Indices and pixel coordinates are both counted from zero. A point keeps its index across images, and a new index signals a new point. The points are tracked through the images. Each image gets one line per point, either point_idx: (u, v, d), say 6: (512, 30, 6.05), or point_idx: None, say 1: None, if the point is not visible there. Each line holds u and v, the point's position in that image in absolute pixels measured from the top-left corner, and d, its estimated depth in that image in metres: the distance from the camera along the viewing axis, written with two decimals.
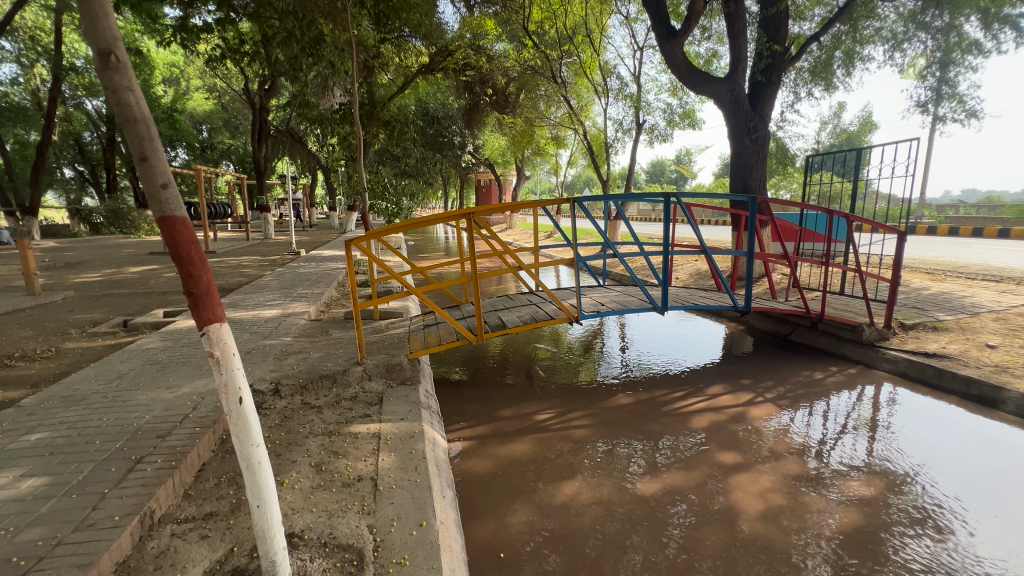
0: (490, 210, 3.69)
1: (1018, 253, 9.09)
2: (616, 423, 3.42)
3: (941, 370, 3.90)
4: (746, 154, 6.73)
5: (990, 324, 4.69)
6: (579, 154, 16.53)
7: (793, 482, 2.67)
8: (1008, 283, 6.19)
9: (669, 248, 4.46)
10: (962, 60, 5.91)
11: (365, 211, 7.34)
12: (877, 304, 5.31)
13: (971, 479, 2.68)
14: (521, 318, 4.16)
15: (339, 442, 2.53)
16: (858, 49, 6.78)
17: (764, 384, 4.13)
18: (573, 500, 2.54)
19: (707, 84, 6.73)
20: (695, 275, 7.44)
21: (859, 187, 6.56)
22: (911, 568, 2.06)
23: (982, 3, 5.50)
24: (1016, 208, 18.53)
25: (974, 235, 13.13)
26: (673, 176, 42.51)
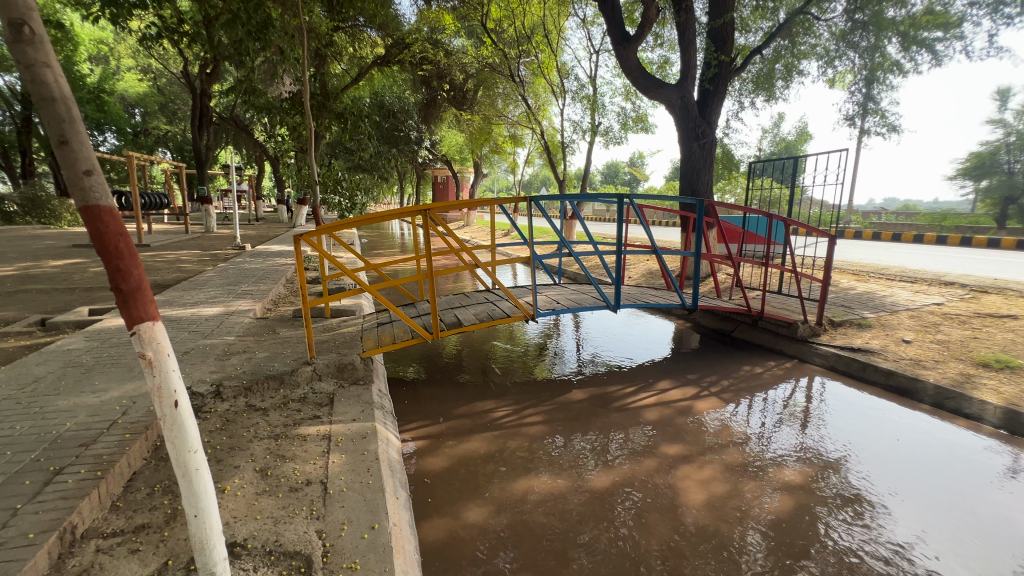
0: (446, 207, 3.62)
1: (934, 257, 10.00)
2: (570, 419, 3.48)
3: (865, 363, 4.24)
4: (695, 159, 7.04)
5: (906, 322, 5.14)
6: (536, 153, 16.67)
7: (734, 471, 2.83)
8: (922, 284, 6.82)
9: (622, 247, 4.55)
10: (884, 79, 6.46)
11: (317, 205, 7.05)
12: (810, 303, 5.70)
13: (888, 464, 2.93)
14: (477, 316, 4.14)
15: (286, 445, 2.43)
16: (796, 64, 7.24)
17: (709, 379, 4.34)
18: (529, 495, 2.57)
19: (660, 89, 6.95)
20: (647, 274, 7.72)
21: (796, 193, 7.01)
22: (837, 547, 2.23)
23: (902, 26, 6.00)
24: (930, 217, 20.48)
25: (895, 240, 14.35)
26: (626, 178, 43.62)
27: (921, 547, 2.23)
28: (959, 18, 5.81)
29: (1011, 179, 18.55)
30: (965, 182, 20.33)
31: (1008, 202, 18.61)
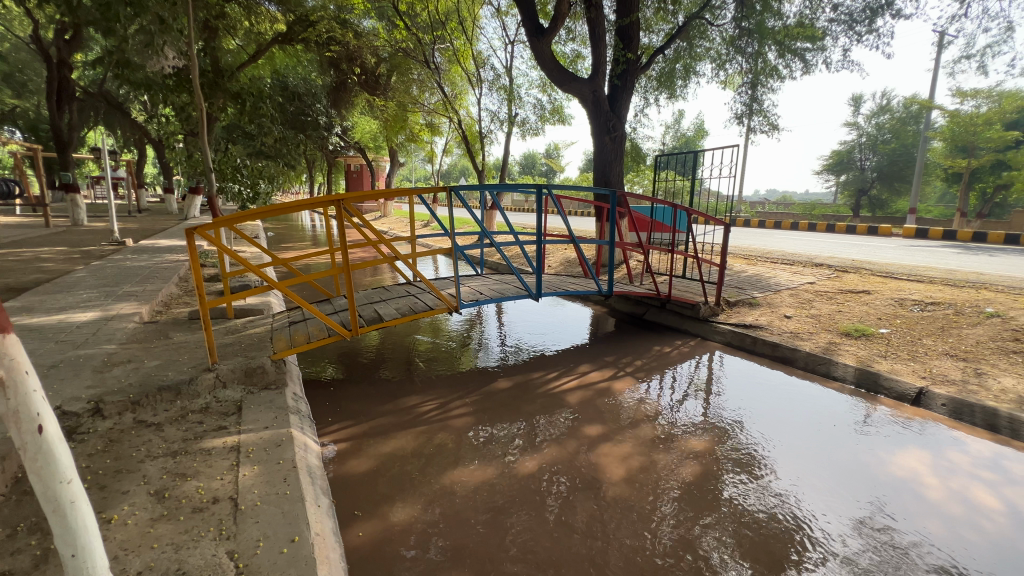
0: (362, 197, 3.44)
1: (807, 242, 11.42)
2: (497, 408, 3.52)
3: (755, 338, 4.76)
4: (607, 152, 7.36)
5: (786, 299, 5.84)
6: (454, 143, 16.48)
7: (648, 444, 3.04)
8: (799, 266, 7.76)
9: (542, 238, 4.63)
10: (766, 82, 7.20)
11: (212, 194, 6.39)
12: (710, 286, 6.25)
13: (774, 424, 3.33)
14: (398, 310, 4.01)
15: (187, 462, 2.19)
16: (693, 65, 7.82)
17: (624, 360, 4.61)
18: (458, 487, 2.57)
19: (572, 83, 7.15)
20: (565, 263, 7.99)
21: (696, 184, 7.60)
22: (734, 501, 2.50)
23: (779, 36, 6.72)
24: (804, 207, 23.38)
25: (777, 227, 16.23)
26: (543, 169, 44.68)
27: (799, 493, 2.56)
28: (823, 32, 6.62)
29: (862, 174, 21.80)
30: (829, 176, 23.54)
31: (860, 194, 21.88)
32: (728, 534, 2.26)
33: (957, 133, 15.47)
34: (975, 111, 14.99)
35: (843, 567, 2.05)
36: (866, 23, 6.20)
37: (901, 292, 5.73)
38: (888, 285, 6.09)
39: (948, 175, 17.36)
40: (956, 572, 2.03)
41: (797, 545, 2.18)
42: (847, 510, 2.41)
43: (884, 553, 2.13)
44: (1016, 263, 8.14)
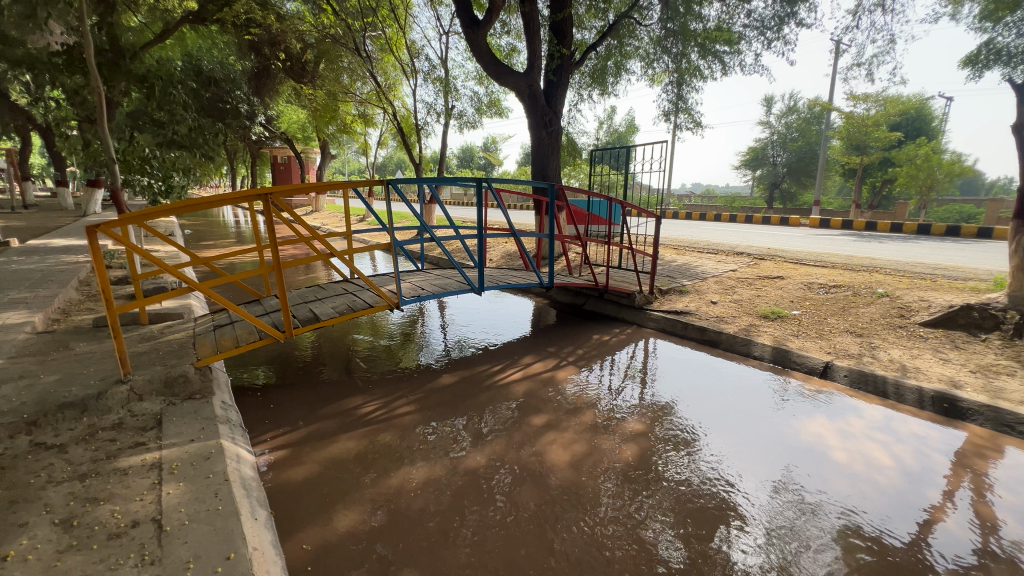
0: (292, 191, 3.25)
1: (729, 233, 12.27)
2: (442, 404, 3.50)
3: (685, 324, 5.07)
4: (544, 146, 7.48)
5: (712, 286, 6.27)
6: (389, 134, 16.01)
7: (591, 430, 3.16)
8: (722, 254, 8.34)
9: (484, 231, 4.62)
10: (689, 82, 7.61)
11: (116, 188, 5.74)
12: (643, 275, 6.56)
13: (703, 402, 3.58)
14: (335, 309, 3.85)
15: (99, 484, 1.99)
16: (623, 62, 8.11)
17: (566, 350, 4.74)
18: (404, 486, 2.53)
19: (508, 76, 7.17)
20: (506, 256, 8.05)
21: (629, 178, 7.92)
22: (670, 474, 2.68)
23: (700, 39, 7.12)
24: (725, 200, 25.10)
25: (702, 219, 17.31)
26: (481, 162, 44.48)
27: (726, 465, 2.76)
28: (739, 37, 7.09)
29: (774, 169, 23.75)
30: (746, 170, 25.43)
31: (773, 187, 23.87)
32: (666, 506, 2.41)
33: (852, 133, 17.19)
34: (866, 113, 16.78)
35: (765, 525, 2.27)
36: (775, 30, 6.71)
37: (808, 276, 6.33)
38: (798, 270, 6.71)
39: (845, 170, 19.35)
40: (858, 519, 2.31)
41: (725, 510, 2.38)
42: (767, 475, 2.66)
43: (798, 512, 2.35)
44: (900, 248, 9.28)
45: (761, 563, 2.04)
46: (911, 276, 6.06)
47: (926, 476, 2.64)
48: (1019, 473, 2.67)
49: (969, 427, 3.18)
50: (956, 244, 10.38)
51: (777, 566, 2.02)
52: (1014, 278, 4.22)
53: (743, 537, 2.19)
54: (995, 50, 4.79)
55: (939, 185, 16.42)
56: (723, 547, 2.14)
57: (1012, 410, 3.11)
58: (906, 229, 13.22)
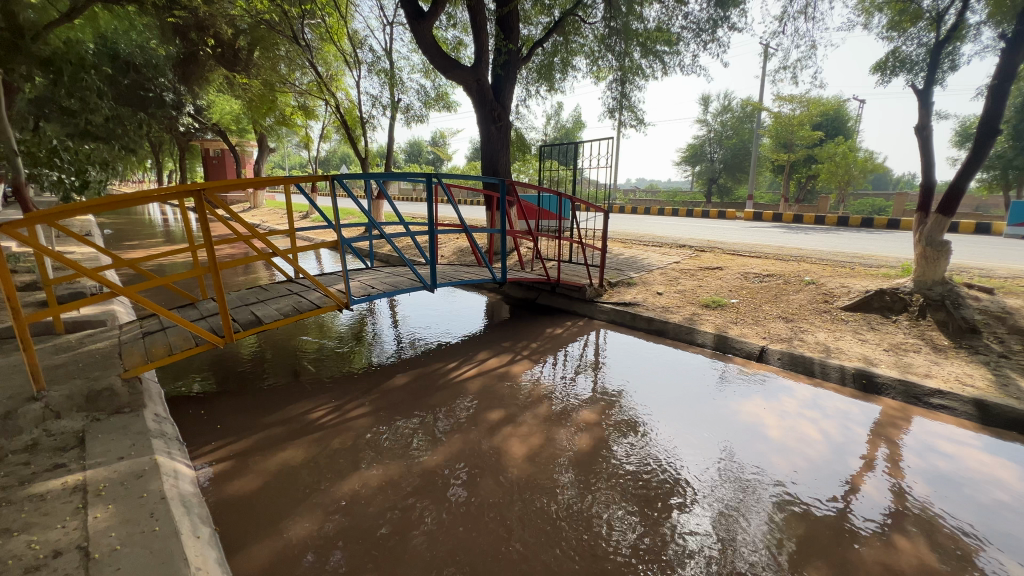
0: (227, 186, 3.04)
1: (673, 226, 12.82)
2: (396, 404, 3.42)
3: (634, 315, 5.25)
4: (493, 141, 7.47)
5: (658, 278, 6.52)
6: (332, 128, 15.41)
7: (547, 422, 3.20)
8: (667, 247, 8.69)
9: (435, 227, 4.54)
10: (632, 80, 7.85)
11: (20, 183, 5.17)
12: (593, 269, 6.73)
13: (651, 389, 3.73)
14: (279, 311, 3.67)
15: (12, 514, 1.79)
16: (569, 59, 8.22)
17: (520, 344, 4.77)
18: (359, 491, 2.46)
19: (455, 70, 7.07)
20: (458, 252, 7.99)
21: (577, 174, 8.08)
22: (621, 460, 2.78)
23: (642, 39, 7.36)
24: (668, 195, 26.19)
25: (646, 213, 17.95)
26: (429, 157, 43.69)
27: (674, 449, 2.89)
28: (677, 38, 7.38)
29: (712, 166, 25.03)
30: (686, 166, 26.64)
31: (711, 183, 25.16)
32: (617, 491, 2.50)
33: (780, 132, 18.40)
34: (792, 113, 18.02)
35: (708, 501, 2.40)
36: (709, 32, 7.04)
37: (745, 267, 6.73)
38: (735, 261, 7.13)
39: (774, 167, 20.70)
40: (790, 490, 2.50)
41: (672, 490, 2.50)
42: (709, 455, 2.82)
43: (739, 489, 2.50)
44: (824, 239, 10.05)
45: (708, 539, 2.16)
46: (833, 265, 6.60)
47: (849, 447, 2.89)
48: (925, 439, 2.98)
49: (884, 400, 3.51)
50: (870, 234, 11.39)
51: (723, 540, 2.14)
52: (918, 265, 4.70)
53: (692, 516, 2.30)
54: (900, 57, 5.27)
55: (854, 181, 17.96)
56: (673, 527, 2.23)
57: (918, 383, 3.47)
58: (828, 221, 14.37)
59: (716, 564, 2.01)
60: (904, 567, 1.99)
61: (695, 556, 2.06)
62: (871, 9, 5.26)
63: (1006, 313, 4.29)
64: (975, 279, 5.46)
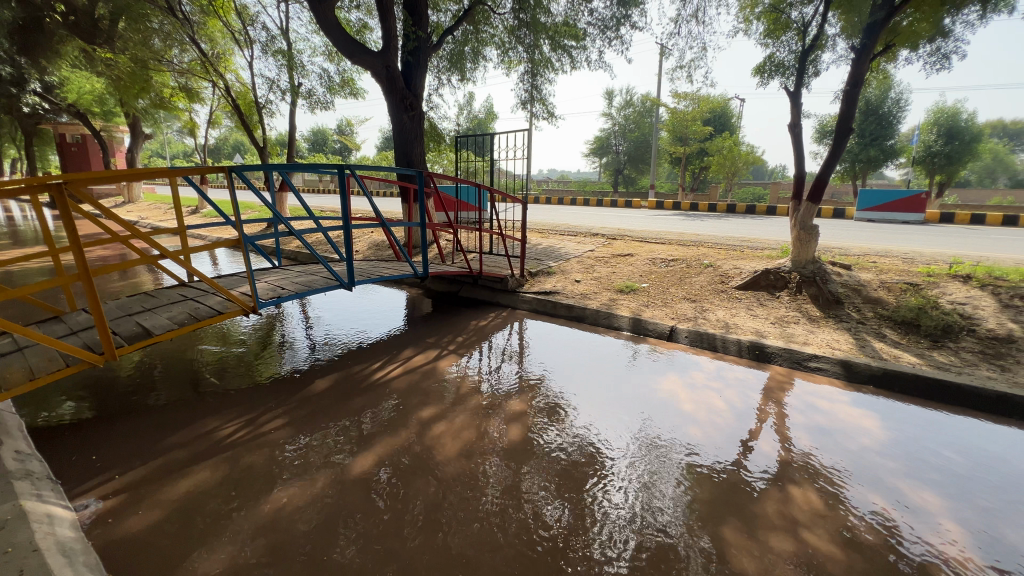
0: (94, 177, 2.60)
1: (585, 216, 13.38)
2: (316, 412, 3.21)
3: (555, 303, 5.40)
4: (406, 130, 7.23)
5: (575, 266, 6.77)
6: (222, 112, 13.95)
7: (477, 415, 3.19)
8: (582, 236, 9.05)
9: (350, 222, 4.29)
10: (542, 73, 8.01)
11: None
12: (514, 259, 6.80)
13: (572, 373, 3.86)
14: (172, 319, 3.26)
15: None
16: (480, 49, 8.15)
17: (445, 339, 4.70)
18: (280, 509, 2.27)
19: (361, 55, 6.69)
20: (373, 246, 7.67)
21: (493, 165, 8.10)
22: (547, 443, 2.85)
23: (550, 33, 7.51)
24: (579, 184, 27.31)
25: (560, 203, 18.56)
26: (337, 146, 41.33)
27: (594, 428, 3.02)
28: (583, 34, 7.62)
29: (617, 158, 26.49)
30: (594, 158, 27.91)
31: (617, 173, 26.65)
32: (545, 473, 2.56)
33: (676, 126, 19.92)
34: (685, 110, 19.58)
35: (627, 472, 2.55)
36: (612, 30, 7.37)
37: (652, 252, 7.22)
38: (643, 247, 7.61)
39: (672, 160, 22.38)
40: (698, 455, 2.73)
41: (594, 466, 2.61)
42: (626, 430, 2.99)
43: (655, 458, 2.68)
44: (717, 226, 11.09)
45: (627, 509, 2.27)
46: (726, 249, 7.30)
47: (746, 412, 3.22)
48: (805, 399, 3.41)
49: (774, 367, 3.96)
50: (753, 220, 12.78)
51: (640, 507, 2.28)
52: (794, 246, 5.35)
53: (613, 488, 2.42)
54: (775, 62, 5.91)
55: (739, 172, 20.01)
56: (596, 500, 2.34)
57: (799, 349, 3.97)
58: (719, 209, 15.88)
59: (635, 532, 2.13)
60: (800, 512, 2.26)
61: (616, 527, 2.16)
62: (751, 18, 5.81)
63: (861, 286, 5.04)
64: (838, 257, 6.35)
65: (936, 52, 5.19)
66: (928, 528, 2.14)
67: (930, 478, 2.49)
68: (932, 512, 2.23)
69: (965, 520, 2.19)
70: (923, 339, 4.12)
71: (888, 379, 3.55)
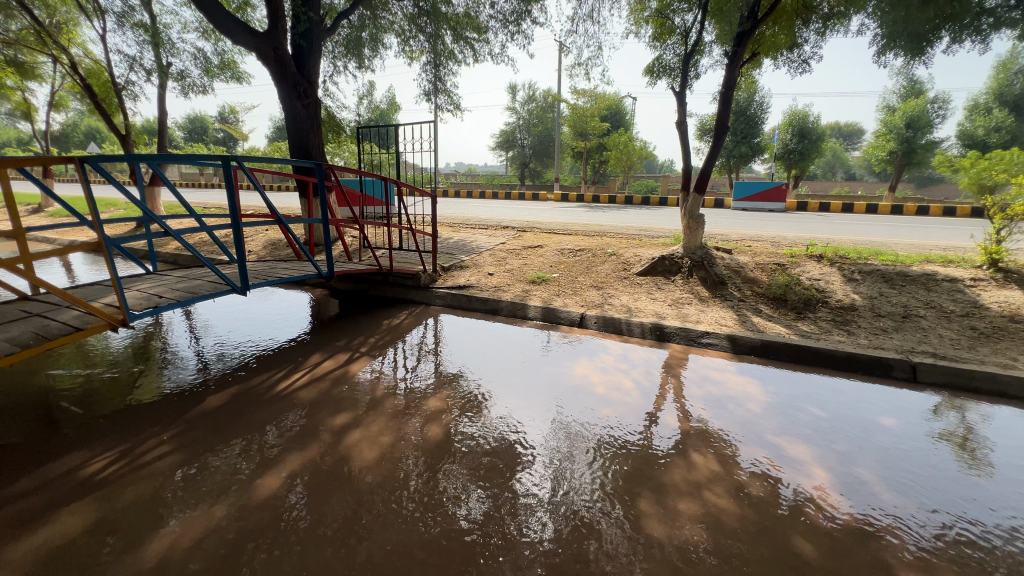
0: None
1: (495, 208, 13.47)
2: (210, 432, 2.88)
3: (469, 297, 5.38)
4: (301, 120, 6.70)
5: (487, 259, 6.80)
6: (68, 93, 11.88)
7: (393, 418, 3.08)
8: (492, 229, 9.10)
9: (239, 219, 3.87)
10: (445, 64, 7.86)
11: None
12: (425, 254, 6.65)
13: (489, 365, 3.89)
14: (12, 342, 2.71)
15: None
16: (379, 36, 7.78)
17: (356, 341, 4.47)
18: (171, 548, 2.00)
19: (244, 35, 6.09)
20: (269, 245, 7.05)
21: (398, 158, 7.82)
22: (467, 437, 2.85)
23: (452, 24, 7.39)
24: (487, 177, 27.50)
25: (469, 196, 18.52)
26: (219, 135, 37.29)
27: (512, 417, 3.08)
28: (485, 26, 7.60)
29: (523, 151, 27.04)
30: (500, 151, 28.24)
31: (523, 167, 27.26)
32: (466, 467, 2.56)
33: (577, 121, 20.81)
34: (584, 106, 20.51)
35: (545, 457, 2.64)
36: (513, 24, 7.45)
37: (561, 243, 7.48)
38: (552, 239, 7.85)
39: (574, 154, 23.36)
40: (610, 434, 2.89)
41: (514, 455, 2.67)
42: (543, 416, 3.08)
43: (570, 441, 2.80)
44: (618, 216, 11.79)
45: (546, 492, 2.35)
46: (626, 238, 7.79)
47: (651, 389, 3.48)
48: (699, 372, 3.77)
49: (673, 346, 4.32)
50: (648, 210, 13.79)
51: (558, 489, 2.38)
52: (685, 234, 5.85)
53: (532, 473, 2.49)
54: (663, 64, 6.39)
55: (634, 165, 21.47)
56: (516, 487, 2.40)
57: (693, 328, 4.37)
58: (618, 201, 16.91)
59: (553, 513, 2.21)
60: (700, 475, 2.50)
61: (536, 509, 2.23)
62: (640, 21, 6.20)
63: (740, 268, 5.67)
64: (721, 243, 7.07)
65: (791, 60, 5.96)
66: (802, 475, 2.48)
67: (800, 432, 2.88)
68: (804, 462, 2.59)
69: (827, 464, 2.57)
70: (790, 311, 4.75)
71: (765, 349, 4.05)
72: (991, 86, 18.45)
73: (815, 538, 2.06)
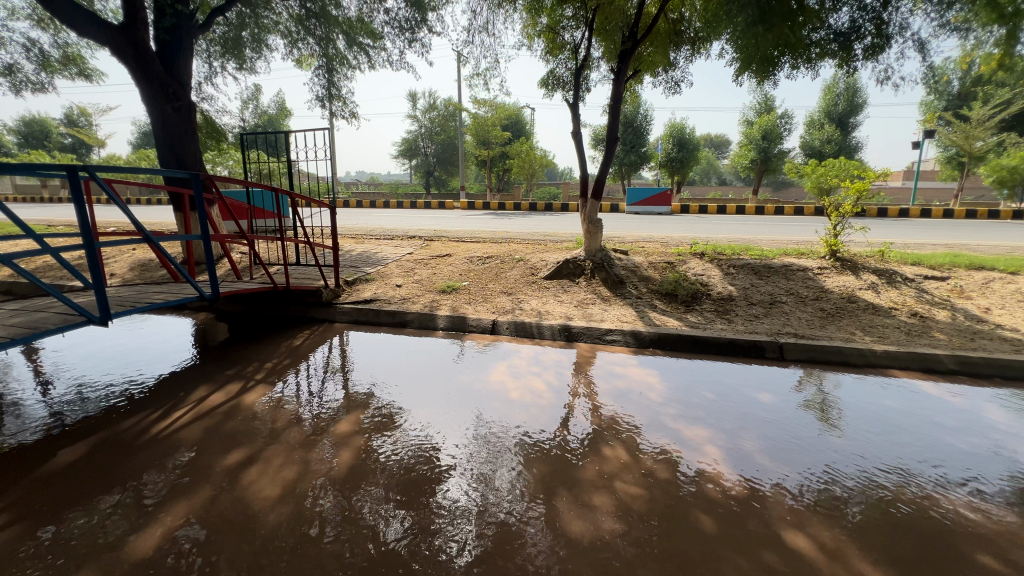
0: None
1: (400, 217, 13.16)
2: (65, 492, 2.43)
3: (377, 311, 5.17)
4: (171, 124, 5.98)
5: (394, 270, 6.60)
6: None
7: (299, 447, 2.85)
8: (398, 239, 8.86)
9: (95, 240, 3.32)
10: (339, 68, 7.53)
11: None
12: (326, 269, 6.27)
13: (403, 379, 3.76)
14: None
15: None
16: (261, 36, 7.22)
17: (251, 367, 4.07)
18: None
19: (94, 27, 5.31)
20: (138, 267, 6.18)
21: (291, 167, 7.29)
22: (382, 457, 2.73)
23: (344, 28, 7.07)
24: (390, 186, 26.75)
25: (372, 206, 17.87)
26: (66, 140, 31.94)
27: (429, 429, 3.01)
28: (380, 33, 7.40)
29: (427, 159, 26.77)
30: (403, 159, 27.62)
31: (428, 175, 26.95)
32: (383, 487, 2.45)
33: (479, 131, 21.05)
34: (485, 115, 20.81)
35: (465, 467, 2.61)
36: (409, 31, 7.35)
37: (470, 251, 7.50)
38: (460, 247, 7.83)
39: (478, 162, 23.59)
40: (527, 437, 2.94)
41: (434, 467, 2.62)
42: (461, 425, 3.06)
43: (489, 447, 2.81)
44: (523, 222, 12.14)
45: (467, 502, 2.33)
46: (532, 243, 8.03)
47: (562, 389, 3.61)
48: (607, 368, 3.99)
49: (582, 345, 4.53)
50: (551, 216, 14.37)
51: (480, 496, 2.37)
52: (586, 238, 6.17)
53: (453, 485, 2.46)
54: (557, 77, 6.72)
55: (536, 173, 22.26)
56: (437, 500, 2.35)
57: (598, 327, 4.62)
58: (523, 208, 17.43)
59: (475, 522, 2.20)
60: (612, 466, 2.64)
61: (458, 521, 2.21)
62: (533, 36, 6.45)
63: (636, 267, 6.12)
64: (618, 245, 7.58)
65: (668, 80, 6.59)
66: (698, 455, 2.72)
67: (695, 415, 3.17)
68: (700, 442, 2.85)
69: (719, 441, 2.86)
70: (680, 305, 5.22)
71: (661, 341, 4.40)
72: (822, 105, 22.03)
73: (713, 510, 2.27)
